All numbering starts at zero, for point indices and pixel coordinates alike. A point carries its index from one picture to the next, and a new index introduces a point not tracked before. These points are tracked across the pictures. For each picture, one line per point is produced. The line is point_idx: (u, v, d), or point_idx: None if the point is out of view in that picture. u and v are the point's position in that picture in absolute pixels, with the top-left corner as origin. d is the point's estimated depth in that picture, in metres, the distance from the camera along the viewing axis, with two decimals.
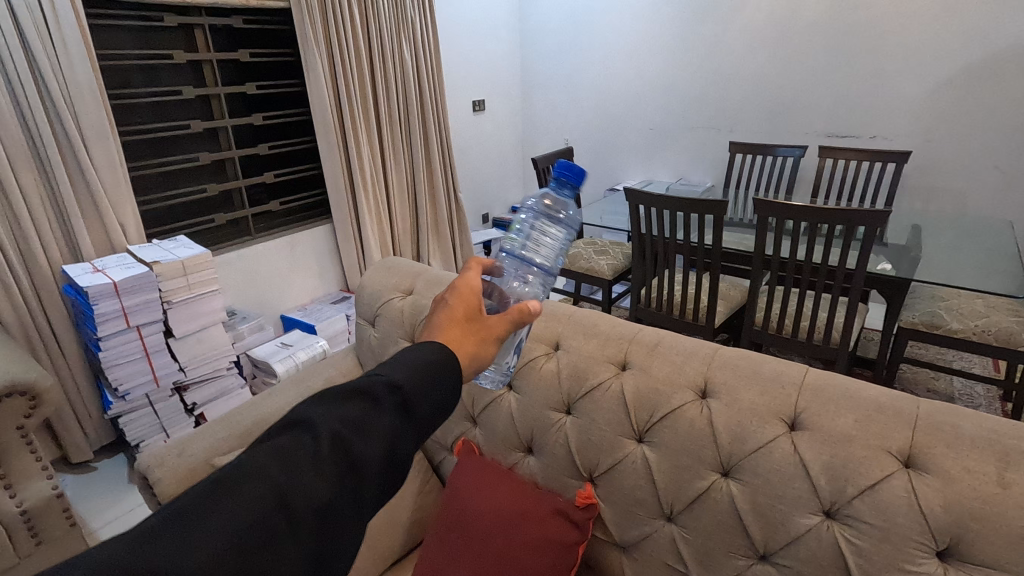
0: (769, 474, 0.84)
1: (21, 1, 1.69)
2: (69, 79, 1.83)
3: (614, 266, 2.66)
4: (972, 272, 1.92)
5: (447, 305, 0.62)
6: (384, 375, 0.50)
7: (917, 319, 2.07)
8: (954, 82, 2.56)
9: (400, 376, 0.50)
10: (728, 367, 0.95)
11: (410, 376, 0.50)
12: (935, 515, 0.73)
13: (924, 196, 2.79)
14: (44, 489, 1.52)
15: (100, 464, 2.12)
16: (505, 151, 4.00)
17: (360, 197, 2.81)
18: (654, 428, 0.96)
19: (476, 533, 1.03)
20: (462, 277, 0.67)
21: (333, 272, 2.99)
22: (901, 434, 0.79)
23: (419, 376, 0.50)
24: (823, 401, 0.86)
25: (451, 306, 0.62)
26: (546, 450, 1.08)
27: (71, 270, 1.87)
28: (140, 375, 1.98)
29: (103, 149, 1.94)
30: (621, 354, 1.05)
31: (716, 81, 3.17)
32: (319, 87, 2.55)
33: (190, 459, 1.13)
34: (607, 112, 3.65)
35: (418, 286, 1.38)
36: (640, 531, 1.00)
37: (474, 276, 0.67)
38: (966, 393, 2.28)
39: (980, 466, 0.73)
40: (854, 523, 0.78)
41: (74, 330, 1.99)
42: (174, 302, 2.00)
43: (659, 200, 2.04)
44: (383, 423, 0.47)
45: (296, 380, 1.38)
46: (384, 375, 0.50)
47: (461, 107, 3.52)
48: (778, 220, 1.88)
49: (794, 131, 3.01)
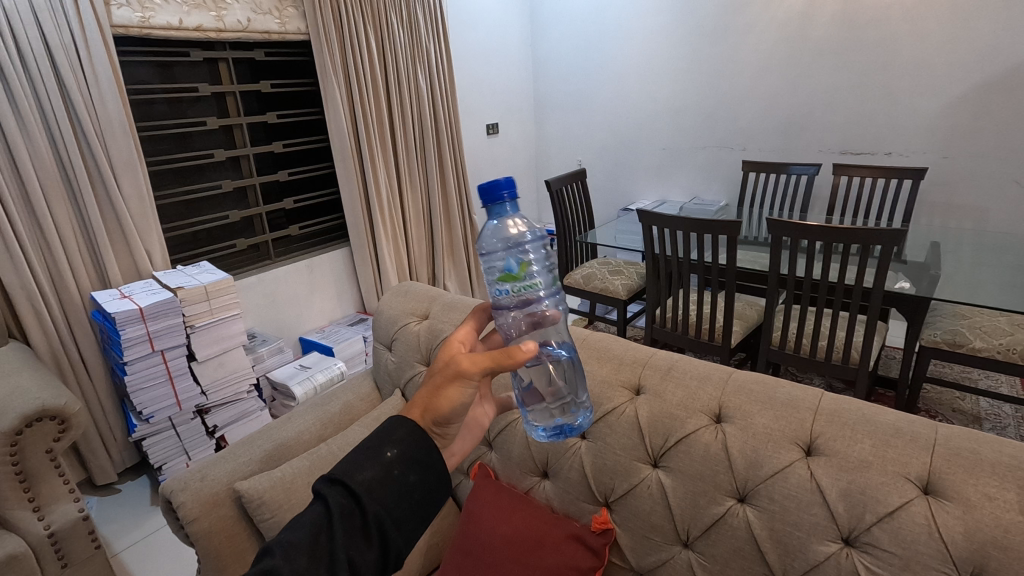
0: (785, 500, 0.84)
1: (58, 43, 1.79)
2: (101, 115, 1.92)
3: (629, 286, 2.68)
4: (994, 290, 1.89)
5: (441, 374, 0.60)
6: (338, 488, 0.54)
7: (939, 337, 2.05)
8: (968, 98, 2.55)
9: (355, 482, 0.54)
10: (743, 392, 0.96)
11: (360, 481, 0.54)
12: (956, 543, 0.72)
13: (943, 212, 2.77)
14: (71, 512, 1.55)
15: (124, 487, 2.16)
16: (519, 172, 4.05)
17: (377, 220, 2.86)
18: (669, 453, 0.96)
19: (494, 558, 1.03)
20: (473, 365, 0.59)
21: (350, 294, 3.04)
22: (918, 459, 0.79)
23: (373, 479, 0.54)
24: (839, 426, 0.86)
25: (435, 378, 0.60)
26: (561, 474, 1.08)
27: (100, 296, 1.93)
28: (163, 398, 2.03)
29: (131, 179, 2.02)
30: (635, 379, 1.06)
31: (727, 100, 3.20)
32: (337, 114, 2.62)
33: (213, 483, 1.15)
34: (619, 133, 3.69)
35: (433, 310, 1.40)
36: (658, 557, 0.98)
37: (467, 365, 0.59)
38: (993, 413, 2.23)
39: (1001, 492, 0.73)
40: (873, 551, 0.77)
41: (101, 355, 2.04)
42: (196, 326, 2.05)
43: (671, 219, 2.06)
44: (342, 529, 0.52)
45: (315, 404, 1.40)
46: (336, 489, 0.54)
47: (475, 130, 3.59)
48: (792, 238, 1.87)
49: (806, 149, 3.02)
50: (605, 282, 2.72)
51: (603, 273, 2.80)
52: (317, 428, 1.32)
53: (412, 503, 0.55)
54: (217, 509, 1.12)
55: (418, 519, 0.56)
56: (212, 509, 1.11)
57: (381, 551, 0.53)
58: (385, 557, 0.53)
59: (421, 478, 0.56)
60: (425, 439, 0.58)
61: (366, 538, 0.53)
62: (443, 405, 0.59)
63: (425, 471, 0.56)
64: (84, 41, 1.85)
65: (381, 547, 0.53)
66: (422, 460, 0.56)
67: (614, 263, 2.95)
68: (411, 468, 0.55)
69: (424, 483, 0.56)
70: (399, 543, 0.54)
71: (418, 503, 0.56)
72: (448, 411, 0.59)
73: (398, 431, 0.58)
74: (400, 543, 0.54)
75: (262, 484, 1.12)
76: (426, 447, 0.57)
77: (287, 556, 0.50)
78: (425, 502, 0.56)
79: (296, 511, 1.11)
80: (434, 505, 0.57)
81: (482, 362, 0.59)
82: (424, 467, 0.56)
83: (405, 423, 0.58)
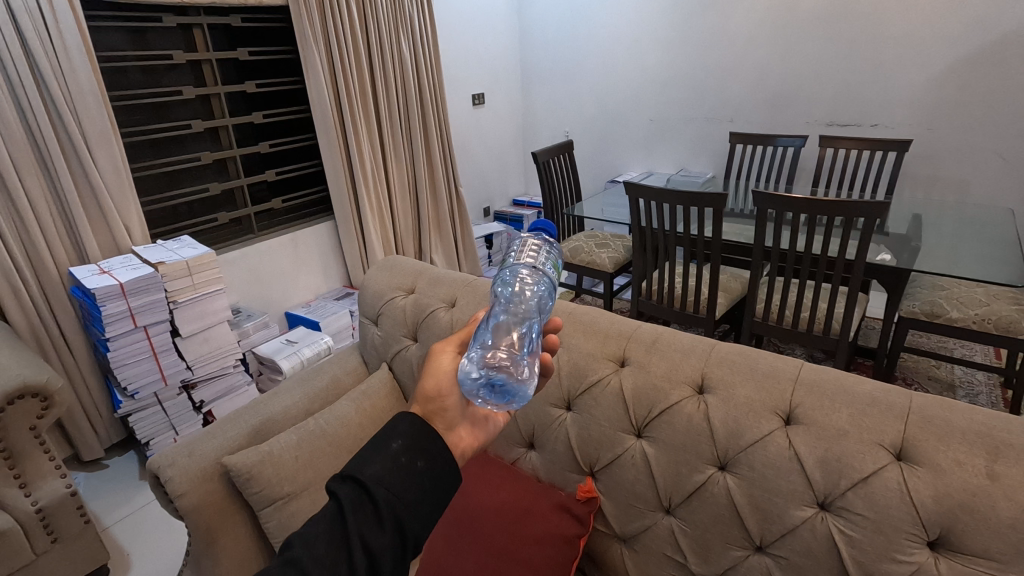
0: (764, 468, 0.86)
1: (22, 7, 1.70)
2: (71, 84, 1.85)
3: (616, 259, 2.69)
4: (972, 261, 1.93)
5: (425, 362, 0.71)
6: (350, 482, 0.57)
7: (917, 308, 2.10)
8: (955, 70, 2.55)
9: (366, 474, 0.57)
10: (726, 364, 0.97)
11: (369, 472, 0.57)
12: (925, 506, 0.75)
13: (925, 184, 2.80)
14: (58, 488, 1.54)
15: (112, 463, 2.16)
16: (506, 144, 4.00)
17: (362, 194, 2.82)
18: (652, 423, 0.98)
19: (481, 529, 1.03)
20: (446, 343, 0.72)
21: (337, 269, 3.02)
22: (892, 428, 0.81)
23: (381, 468, 0.57)
24: (818, 396, 0.88)
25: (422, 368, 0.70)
26: (547, 445, 1.10)
27: (78, 271, 1.89)
28: (149, 373, 2.01)
29: (106, 151, 1.96)
30: (620, 351, 1.07)
31: (716, 71, 3.16)
32: (319, 83, 2.55)
33: (201, 458, 1.15)
34: (607, 104, 3.65)
35: (420, 284, 1.39)
36: (641, 524, 1.01)
37: (443, 344, 0.72)
38: (967, 381, 2.30)
39: (969, 458, 0.75)
40: (848, 515, 0.80)
41: (82, 331, 2.02)
42: (179, 302, 2.03)
43: (659, 192, 2.05)
44: (358, 516, 0.55)
45: (301, 380, 1.40)
46: (347, 483, 0.57)
47: (461, 101, 3.52)
48: (777, 211, 1.87)
49: (794, 121, 3.01)
50: (592, 255, 2.73)
51: (590, 247, 2.80)
52: (304, 403, 1.32)
53: (423, 488, 0.57)
54: (206, 483, 1.12)
55: (432, 503, 0.58)
56: (200, 484, 1.11)
57: (396, 536, 0.55)
58: (403, 540, 0.56)
59: (430, 464, 0.59)
60: (428, 429, 0.61)
61: (380, 524, 0.55)
62: (437, 369, 0.68)
63: (431, 457, 0.59)
64: (50, 6, 1.76)
65: (396, 532, 0.55)
66: (427, 448, 0.59)
67: (601, 236, 2.95)
68: (417, 454, 0.58)
69: (432, 468, 0.59)
70: (414, 526, 0.56)
71: (431, 488, 0.58)
72: (441, 378, 0.67)
73: (401, 424, 0.61)
74: (416, 527, 0.57)
75: (250, 459, 1.12)
76: (430, 435, 0.60)
77: (305, 547, 0.53)
78: (437, 486, 0.58)
79: (285, 484, 1.12)
80: (447, 489, 0.59)
81: (452, 339, 0.73)
82: (430, 454, 0.59)
83: (409, 417, 0.62)
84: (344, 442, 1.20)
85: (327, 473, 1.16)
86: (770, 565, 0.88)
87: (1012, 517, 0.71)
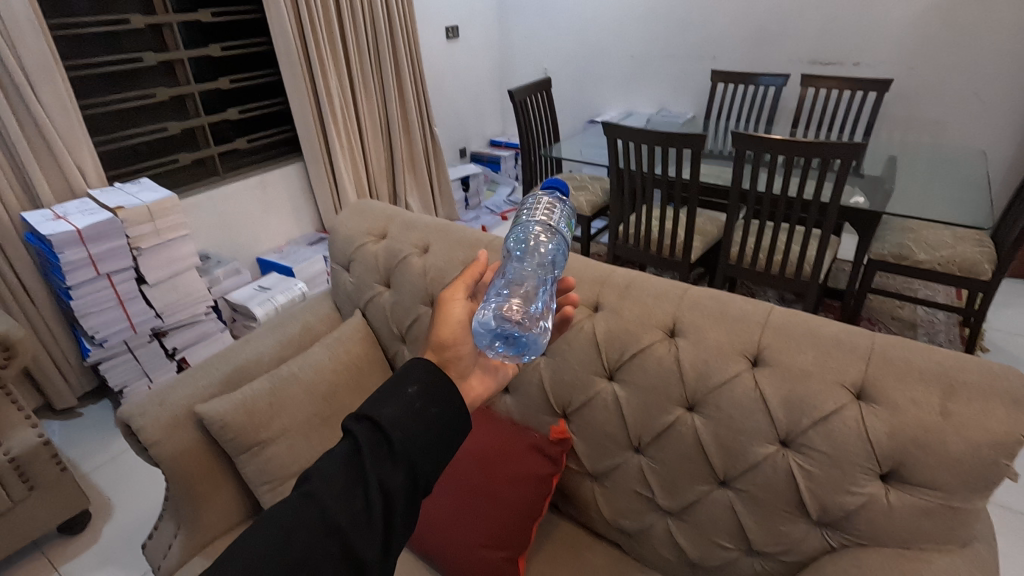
0: (730, 408, 0.89)
1: None
2: (3, 10, 1.68)
3: (593, 202, 2.67)
4: (942, 204, 1.95)
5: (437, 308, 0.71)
6: (367, 419, 0.59)
7: (886, 251, 2.15)
8: (941, 6, 2.49)
9: (383, 414, 0.58)
10: (697, 308, 0.98)
11: (388, 413, 0.58)
12: (880, 442, 0.79)
13: (902, 125, 2.79)
14: (30, 438, 1.50)
15: (86, 411, 2.15)
16: (481, 81, 3.84)
17: (332, 135, 2.71)
18: (624, 366, 0.99)
19: (455, 469, 1.06)
20: (455, 288, 0.73)
21: (309, 213, 2.94)
22: (854, 368, 0.84)
23: (398, 410, 0.58)
24: (785, 339, 0.90)
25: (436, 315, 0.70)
26: (521, 389, 1.11)
27: (31, 217, 1.80)
28: (115, 322, 1.96)
29: (51, 87, 1.82)
30: (594, 296, 1.07)
31: (700, 4, 3.03)
32: (280, 13, 2.38)
33: (172, 406, 1.14)
34: (586, 39, 3.50)
35: (391, 229, 1.36)
36: (612, 462, 1.04)
37: (455, 291, 0.72)
38: (927, 320, 2.39)
39: (925, 397, 0.78)
40: (807, 451, 0.83)
41: (43, 279, 1.94)
42: (143, 248, 1.96)
43: (637, 133, 2.00)
44: (374, 457, 0.56)
45: (273, 327, 1.38)
46: (365, 420, 0.59)
47: (433, 34, 3.34)
48: (755, 154, 1.86)
49: (777, 58, 2.93)
50: (570, 198, 2.70)
51: None
52: (276, 349, 1.31)
53: (434, 433, 0.59)
54: (179, 431, 1.12)
55: (445, 445, 0.59)
56: (173, 432, 1.11)
57: (410, 476, 0.57)
58: (417, 481, 0.57)
59: (443, 410, 0.60)
60: (440, 376, 0.62)
61: (395, 465, 0.56)
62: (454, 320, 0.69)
63: (444, 404, 0.60)
64: None
65: (409, 474, 0.57)
66: (440, 394, 0.61)
67: (579, 179, 2.91)
68: (431, 400, 0.59)
69: (444, 412, 0.60)
70: (426, 468, 0.58)
71: (444, 433, 0.60)
72: (455, 327, 0.68)
73: (415, 370, 0.62)
74: (427, 468, 0.58)
75: (223, 407, 1.11)
76: (443, 381, 0.61)
77: (325, 482, 0.55)
78: (448, 430, 0.60)
79: (261, 431, 1.12)
80: (456, 434, 0.61)
81: (462, 281, 0.73)
82: (442, 400, 0.60)
83: (423, 362, 0.63)
84: (319, 389, 1.20)
85: (303, 419, 1.16)
86: (732, 498, 0.92)
87: (960, 451, 0.74)
